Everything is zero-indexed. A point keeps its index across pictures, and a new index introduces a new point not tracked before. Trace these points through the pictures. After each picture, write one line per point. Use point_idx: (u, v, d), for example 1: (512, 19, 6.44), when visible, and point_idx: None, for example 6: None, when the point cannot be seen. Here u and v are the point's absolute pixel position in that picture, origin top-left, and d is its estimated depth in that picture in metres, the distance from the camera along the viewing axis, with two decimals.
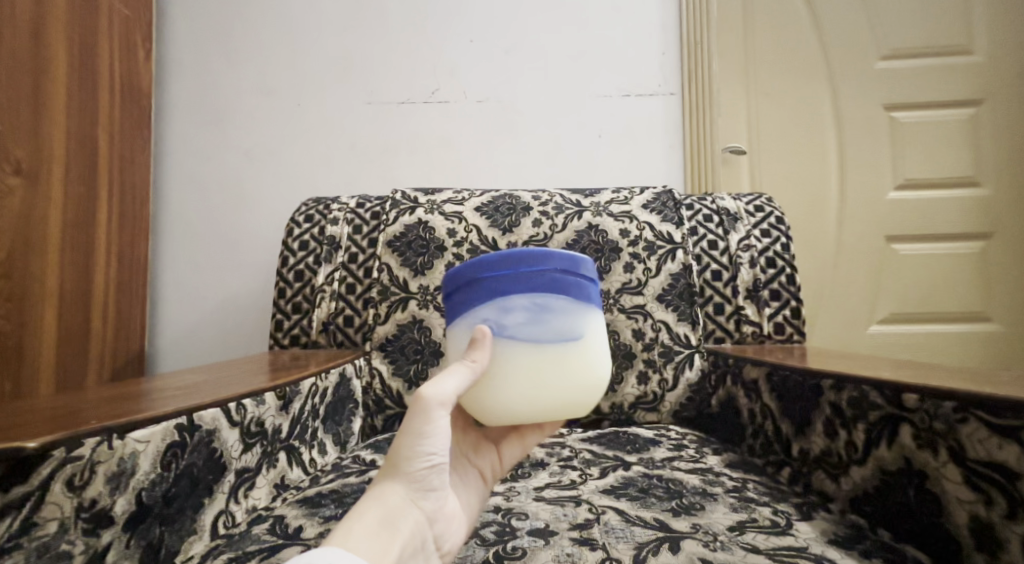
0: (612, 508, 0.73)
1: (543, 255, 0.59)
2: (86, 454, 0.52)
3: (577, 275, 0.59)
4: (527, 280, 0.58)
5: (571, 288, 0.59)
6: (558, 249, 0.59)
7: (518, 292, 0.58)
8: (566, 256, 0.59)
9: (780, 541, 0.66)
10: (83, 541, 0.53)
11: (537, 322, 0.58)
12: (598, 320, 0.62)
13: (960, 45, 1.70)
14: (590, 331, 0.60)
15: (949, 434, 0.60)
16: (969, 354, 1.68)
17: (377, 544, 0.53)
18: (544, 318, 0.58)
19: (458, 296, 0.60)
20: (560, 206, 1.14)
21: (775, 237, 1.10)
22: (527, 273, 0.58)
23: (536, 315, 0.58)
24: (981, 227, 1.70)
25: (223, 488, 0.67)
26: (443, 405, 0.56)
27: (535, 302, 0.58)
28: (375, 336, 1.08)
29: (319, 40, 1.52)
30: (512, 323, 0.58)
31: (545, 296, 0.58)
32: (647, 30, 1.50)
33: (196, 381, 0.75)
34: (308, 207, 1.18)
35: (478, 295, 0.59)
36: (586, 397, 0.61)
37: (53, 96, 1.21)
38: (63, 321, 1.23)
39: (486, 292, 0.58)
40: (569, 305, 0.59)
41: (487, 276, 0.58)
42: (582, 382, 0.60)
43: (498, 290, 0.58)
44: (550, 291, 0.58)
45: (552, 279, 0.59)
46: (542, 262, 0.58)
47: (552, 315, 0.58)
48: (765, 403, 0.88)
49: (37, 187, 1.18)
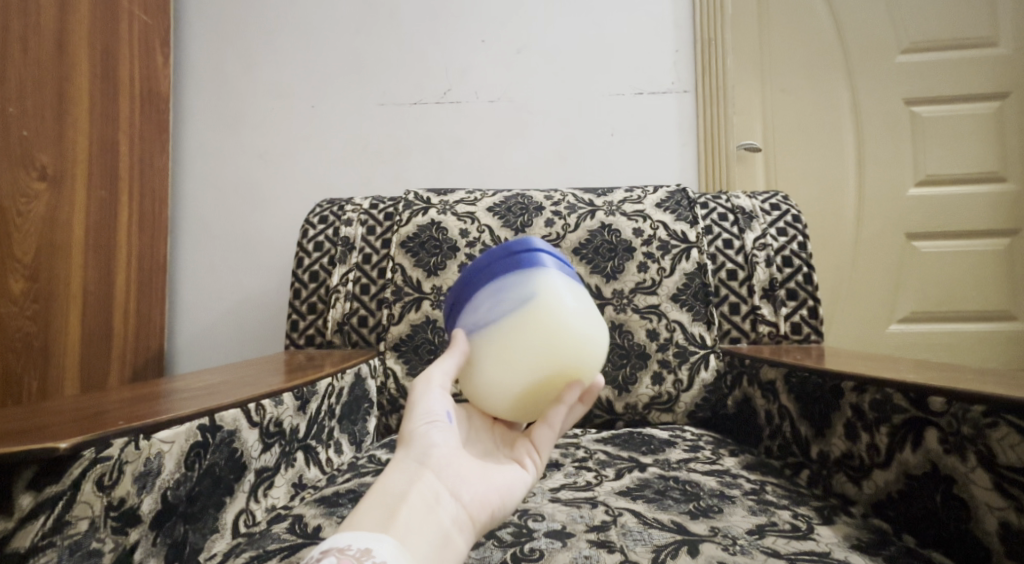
0: (629, 510, 0.72)
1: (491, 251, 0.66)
2: (115, 454, 0.53)
3: (523, 255, 0.65)
4: (482, 279, 0.65)
5: (515, 265, 0.64)
6: (501, 241, 0.66)
7: (478, 289, 0.65)
8: (508, 244, 0.66)
9: (802, 545, 0.65)
10: (112, 539, 0.53)
11: (494, 305, 0.63)
12: (561, 280, 0.64)
13: (982, 38, 1.67)
14: (547, 289, 0.63)
15: (978, 439, 0.59)
16: (992, 353, 1.66)
17: (384, 516, 0.54)
18: (500, 301, 0.63)
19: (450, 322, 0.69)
20: (572, 206, 1.14)
21: (792, 236, 1.09)
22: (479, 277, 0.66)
23: (499, 300, 0.63)
24: (1003, 224, 1.67)
25: (243, 487, 0.67)
26: (434, 382, 0.62)
27: (489, 292, 0.64)
28: (390, 336, 1.09)
29: (333, 41, 1.53)
30: (479, 316, 0.64)
31: (499, 282, 0.64)
32: (661, 28, 1.49)
33: (215, 382, 0.75)
34: (323, 208, 1.18)
35: (455, 312, 0.68)
36: (576, 344, 0.62)
37: (77, 100, 1.22)
38: (86, 322, 1.24)
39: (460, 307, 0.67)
40: (518, 280, 0.63)
41: (460, 289, 0.67)
42: (547, 333, 0.61)
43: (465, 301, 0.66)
44: (500, 276, 0.64)
45: (502, 265, 0.65)
46: (487, 262, 0.66)
47: (493, 293, 0.64)
48: (783, 404, 0.87)
49: (61, 191, 1.20)
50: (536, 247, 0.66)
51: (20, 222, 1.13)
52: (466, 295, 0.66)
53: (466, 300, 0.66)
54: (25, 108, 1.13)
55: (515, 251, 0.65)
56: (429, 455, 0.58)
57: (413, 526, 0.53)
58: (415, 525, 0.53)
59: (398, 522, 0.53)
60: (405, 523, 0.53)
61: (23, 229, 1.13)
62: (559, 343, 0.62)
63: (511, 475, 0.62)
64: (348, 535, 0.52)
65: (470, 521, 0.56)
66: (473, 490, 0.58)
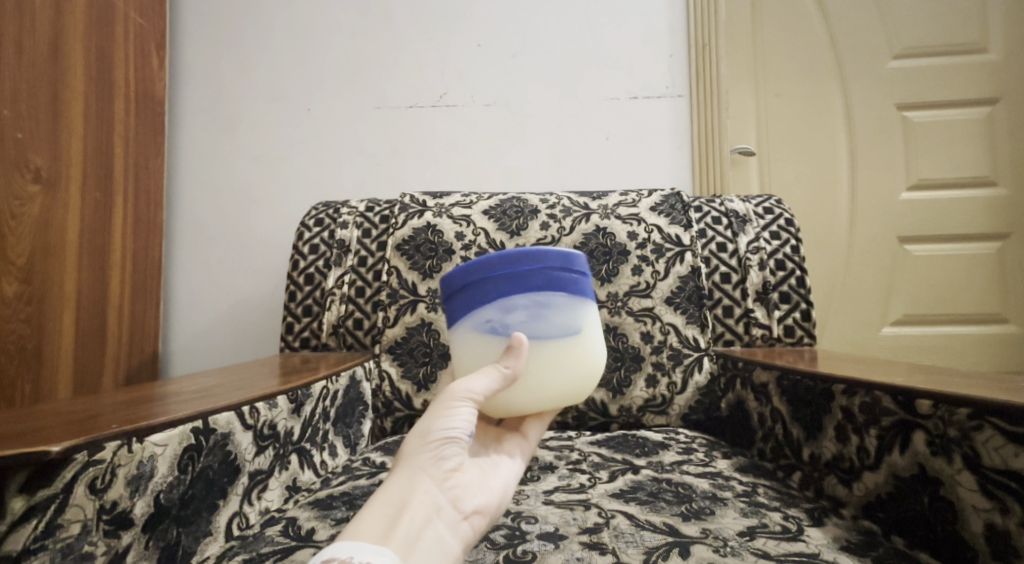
0: (622, 512, 0.73)
1: (544, 253, 0.60)
2: (108, 457, 0.53)
3: (573, 272, 0.61)
4: (524, 282, 0.59)
5: (566, 285, 0.60)
6: (554, 247, 0.60)
7: (516, 289, 0.59)
8: (563, 254, 0.60)
9: (791, 547, 0.66)
10: (104, 543, 0.53)
11: (535, 321, 0.59)
12: (594, 311, 0.64)
13: (973, 44, 1.69)
14: (590, 327, 0.62)
15: (963, 441, 0.59)
16: (983, 355, 1.67)
17: (387, 527, 0.54)
18: (539, 317, 0.60)
19: (459, 298, 0.61)
20: (567, 210, 1.15)
21: (785, 239, 1.10)
22: (521, 274, 0.59)
23: (538, 316, 0.60)
24: (994, 228, 1.68)
25: (236, 490, 0.68)
26: (468, 400, 0.58)
27: (531, 303, 0.59)
28: (385, 339, 1.09)
29: (329, 44, 1.53)
30: (514, 323, 0.59)
31: (541, 295, 0.60)
32: (655, 32, 1.50)
33: (209, 385, 0.76)
34: (318, 211, 1.19)
35: (477, 295, 0.60)
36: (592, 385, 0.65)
37: (71, 103, 1.22)
38: (80, 325, 1.24)
39: (485, 294, 0.60)
40: (566, 303, 0.61)
41: (493, 274, 0.60)
42: (581, 373, 0.62)
43: (497, 292, 0.59)
44: (549, 290, 0.60)
45: (550, 277, 0.60)
46: (533, 262, 0.60)
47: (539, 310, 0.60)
48: (776, 407, 0.87)
49: (55, 193, 1.20)
50: (584, 270, 0.62)
51: (14, 225, 1.13)
52: (497, 288, 0.59)
53: (494, 291, 0.60)
54: (19, 110, 1.13)
55: (566, 266, 0.61)
56: (438, 466, 0.57)
57: (414, 540, 0.54)
58: (416, 539, 0.54)
59: (400, 537, 0.54)
60: (407, 537, 0.54)
61: (17, 231, 1.13)
62: (585, 385, 0.63)
63: (506, 480, 0.63)
64: (351, 544, 0.53)
65: (467, 532, 0.58)
66: (473, 501, 0.59)
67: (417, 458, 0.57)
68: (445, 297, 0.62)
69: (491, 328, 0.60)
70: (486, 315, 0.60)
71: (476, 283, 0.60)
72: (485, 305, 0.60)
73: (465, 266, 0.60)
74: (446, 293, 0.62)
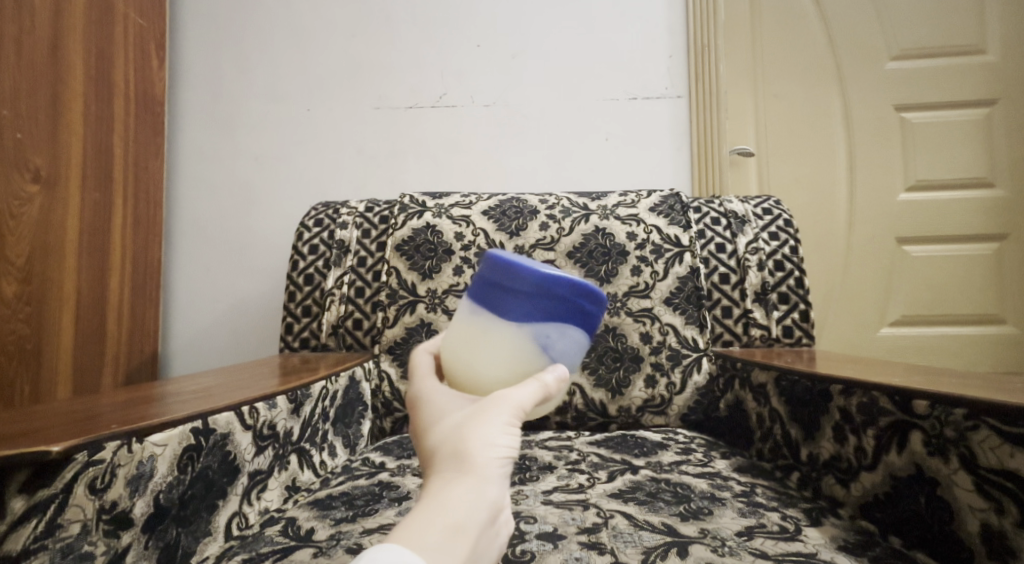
0: (620, 512, 0.73)
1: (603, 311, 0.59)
2: (108, 457, 0.53)
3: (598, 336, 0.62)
4: (581, 316, 0.57)
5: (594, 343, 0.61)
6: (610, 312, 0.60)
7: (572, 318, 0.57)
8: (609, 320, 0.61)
9: (789, 546, 0.66)
10: (103, 543, 0.53)
11: (570, 358, 0.58)
12: None
13: (971, 45, 1.69)
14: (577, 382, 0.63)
15: (960, 442, 0.59)
16: (981, 355, 1.68)
17: (452, 546, 0.47)
18: (571, 352, 0.58)
19: (526, 295, 0.56)
20: (567, 210, 1.15)
21: (783, 240, 1.10)
22: (586, 313, 0.57)
23: (571, 352, 0.58)
24: (992, 228, 1.68)
25: (236, 490, 0.68)
26: (522, 412, 0.53)
27: (577, 337, 0.57)
28: (384, 339, 1.09)
29: (329, 45, 1.54)
30: (556, 352, 0.56)
31: (582, 335, 0.58)
32: (654, 33, 1.50)
33: (209, 385, 0.76)
34: (318, 212, 1.19)
35: (547, 307, 0.56)
36: None
37: (71, 104, 1.22)
38: (79, 325, 1.24)
39: (551, 309, 0.56)
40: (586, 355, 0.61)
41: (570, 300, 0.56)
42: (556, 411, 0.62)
43: (562, 314, 0.56)
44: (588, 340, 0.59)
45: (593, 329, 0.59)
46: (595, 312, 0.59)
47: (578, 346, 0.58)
48: (774, 407, 0.87)
49: (54, 194, 1.20)
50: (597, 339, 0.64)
51: (14, 225, 1.13)
52: (563, 311, 0.56)
53: (560, 311, 0.56)
54: (19, 110, 1.13)
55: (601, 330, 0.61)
56: (498, 478, 0.51)
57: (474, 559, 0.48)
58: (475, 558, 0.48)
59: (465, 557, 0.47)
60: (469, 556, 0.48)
61: (16, 232, 1.13)
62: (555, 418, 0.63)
63: None
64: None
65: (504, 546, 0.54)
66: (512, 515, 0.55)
67: (474, 470, 0.50)
68: (508, 288, 0.56)
69: (541, 343, 0.56)
70: (543, 329, 0.56)
71: (551, 295, 0.56)
72: (548, 320, 0.56)
73: (551, 273, 0.56)
74: (516, 288, 0.56)
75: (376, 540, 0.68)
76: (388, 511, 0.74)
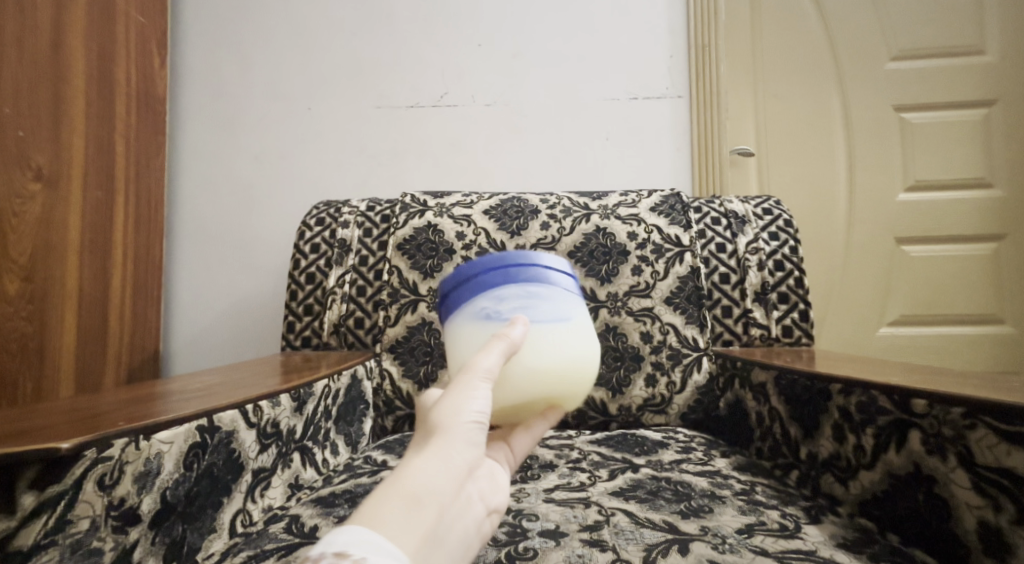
0: (622, 510, 0.74)
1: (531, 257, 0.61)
2: (116, 454, 0.53)
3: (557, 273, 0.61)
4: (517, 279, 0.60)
5: (551, 282, 0.60)
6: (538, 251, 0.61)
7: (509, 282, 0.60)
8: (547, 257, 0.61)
9: (789, 544, 0.66)
10: (112, 539, 0.54)
11: (526, 309, 0.58)
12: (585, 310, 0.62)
13: (971, 46, 1.70)
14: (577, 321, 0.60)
15: (958, 440, 0.60)
16: (979, 355, 1.68)
17: (408, 516, 0.48)
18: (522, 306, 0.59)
19: (456, 293, 0.60)
20: (568, 210, 1.16)
21: (783, 240, 1.11)
22: (512, 269, 0.59)
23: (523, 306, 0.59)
24: (991, 229, 1.69)
25: (240, 487, 0.68)
26: (489, 379, 0.54)
27: (520, 292, 0.59)
28: (386, 338, 1.10)
29: (330, 45, 1.54)
30: (505, 309, 0.58)
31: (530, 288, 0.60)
32: (655, 33, 1.50)
33: (213, 383, 0.76)
34: (320, 211, 1.19)
35: (471, 288, 0.59)
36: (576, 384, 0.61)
37: (74, 103, 1.23)
38: (82, 323, 1.25)
39: (481, 286, 0.59)
40: (553, 296, 0.60)
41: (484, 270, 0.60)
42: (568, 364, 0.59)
43: (490, 283, 0.59)
44: (537, 286, 0.59)
45: (538, 273, 0.60)
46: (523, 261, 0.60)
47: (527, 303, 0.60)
48: (773, 406, 0.88)
49: (56, 192, 1.20)
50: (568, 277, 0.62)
51: (16, 222, 1.13)
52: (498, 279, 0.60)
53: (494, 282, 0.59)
54: (20, 108, 1.13)
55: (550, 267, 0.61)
56: (465, 449, 0.52)
57: (434, 532, 0.49)
58: (434, 530, 0.49)
59: (421, 528, 0.48)
60: (427, 528, 0.48)
61: (18, 230, 1.13)
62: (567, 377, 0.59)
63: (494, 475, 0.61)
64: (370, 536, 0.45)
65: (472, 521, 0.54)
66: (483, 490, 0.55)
67: (436, 440, 0.51)
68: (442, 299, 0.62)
69: (486, 316, 0.58)
70: (481, 305, 0.59)
71: (472, 276, 0.60)
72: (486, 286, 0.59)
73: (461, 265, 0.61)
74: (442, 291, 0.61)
75: None
76: None
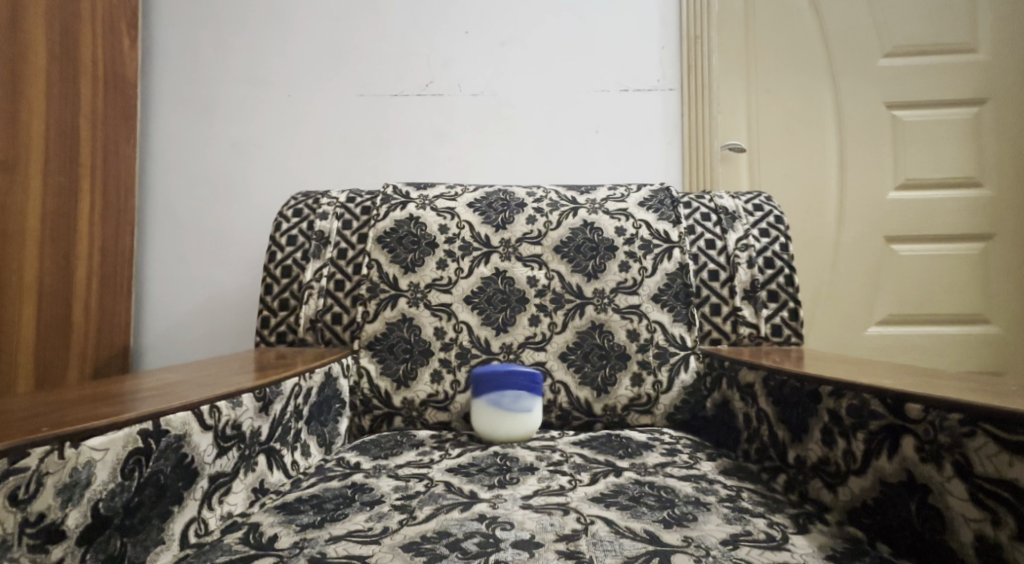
0: (601, 518, 0.70)
1: (509, 383, 0.93)
2: (33, 465, 0.50)
3: (519, 386, 0.93)
4: (507, 378, 0.92)
5: (515, 388, 0.93)
6: (517, 378, 0.92)
7: (499, 390, 0.93)
8: (518, 382, 0.93)
9: (775, 556, 0.63)
10: (28, 558, 0.51)
11: (511, 403, 0.93)
12: (504, 383, 0.93)
13: (965, 43, 1.67)
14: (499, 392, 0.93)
15: (955, 448, 0.57)
16: (967, 355, 1.66)
17: None
18: (523, 399, 0.93)
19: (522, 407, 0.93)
20: (554, 203, 1.12)
21: (773, 237, 1.08)
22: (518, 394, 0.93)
23: (520, 398, 0.93)
24: (981, 228, 1.67)
25: (194, 494, 0.65)
26: None
27: (516, 400, 0.93)
28: (364, 334, 1.06)
29: (310, 31, 1.49)
30: (507, 405, 0.93)
31: (515, 393, 0.93)
32: (647, 24, 1.47)
33: (174, 381, 0.72)
34: (297, 201, 1.15)
35: (519, 401, 0.93)
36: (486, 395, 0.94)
37: (32, 85, 1.17)
38: (41, 316, 1.19)
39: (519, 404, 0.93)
40: (513, 392, 0.93)
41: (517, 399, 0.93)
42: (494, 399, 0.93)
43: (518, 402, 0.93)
44: (505, 391, 0.93)
45: (518, 389, 0.93)
46: (512, 390, 0.93)
47: (506, 418, 0.93)
48: (762, 407, 0.85)
49: (13, 178, 1.14)
50: (509, 380, 0.93)
51: None
52: (484, 381, 0.93)
53: (479, 393, 0.94)
54: None
55: (519, 386, 0.93)
56: None
57: None
58: None
59: None
60: None
61: None
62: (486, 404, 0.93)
63: None
64: None
65: None
66: None
67: None
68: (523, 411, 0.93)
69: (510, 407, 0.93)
70: (518, 409, 0.93)
71: (519, 403, 0.93)
72: (480, 400, 0.94)
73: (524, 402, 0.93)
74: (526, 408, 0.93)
75: (342, 549, 0.64)
76: (358, 516, 0.71)
